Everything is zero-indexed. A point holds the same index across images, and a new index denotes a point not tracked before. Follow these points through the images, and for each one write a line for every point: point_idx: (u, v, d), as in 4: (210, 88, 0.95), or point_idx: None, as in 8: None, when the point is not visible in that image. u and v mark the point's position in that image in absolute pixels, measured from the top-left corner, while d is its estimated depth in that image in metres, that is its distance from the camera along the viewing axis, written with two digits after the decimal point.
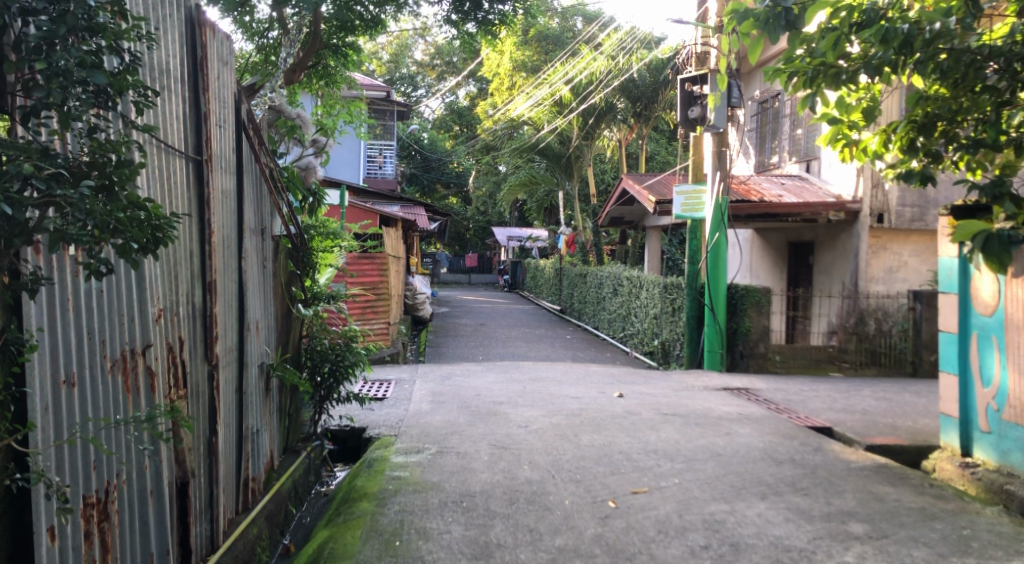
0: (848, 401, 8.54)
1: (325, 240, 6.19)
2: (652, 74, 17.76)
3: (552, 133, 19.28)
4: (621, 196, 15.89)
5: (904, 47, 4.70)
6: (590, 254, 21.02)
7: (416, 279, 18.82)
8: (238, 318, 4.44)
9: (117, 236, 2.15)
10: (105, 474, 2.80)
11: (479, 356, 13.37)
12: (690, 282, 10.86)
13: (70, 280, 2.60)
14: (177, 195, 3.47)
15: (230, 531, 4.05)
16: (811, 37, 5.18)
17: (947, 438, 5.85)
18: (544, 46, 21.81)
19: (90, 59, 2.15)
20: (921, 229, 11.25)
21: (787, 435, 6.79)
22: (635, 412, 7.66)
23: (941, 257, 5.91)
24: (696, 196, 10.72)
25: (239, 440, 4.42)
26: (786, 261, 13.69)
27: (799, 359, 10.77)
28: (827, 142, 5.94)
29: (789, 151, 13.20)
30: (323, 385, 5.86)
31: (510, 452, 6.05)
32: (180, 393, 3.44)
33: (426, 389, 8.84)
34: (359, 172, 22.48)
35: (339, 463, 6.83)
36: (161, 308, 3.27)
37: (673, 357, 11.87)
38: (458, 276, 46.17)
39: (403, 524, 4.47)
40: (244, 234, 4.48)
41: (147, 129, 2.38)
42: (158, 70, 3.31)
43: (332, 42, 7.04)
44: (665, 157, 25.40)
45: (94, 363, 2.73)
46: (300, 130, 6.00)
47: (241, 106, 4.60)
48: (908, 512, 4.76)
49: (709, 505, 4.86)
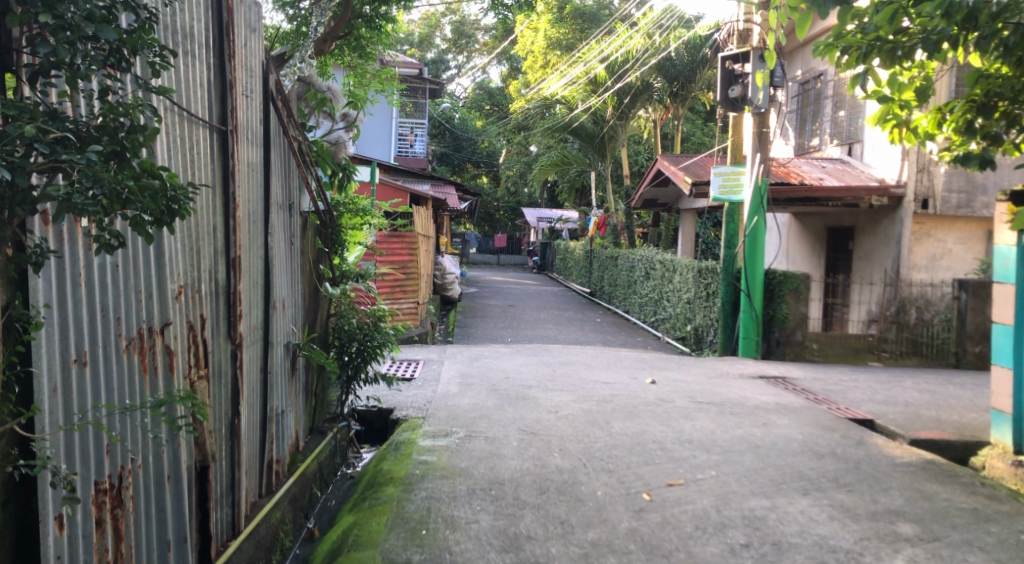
0: (890, 392, 8.23)
1: (355, 218, 5.98)
2: (689, 52, 17.42)
3: (585, 112, 18.99)
4: (655, 177, 15.46)
5: (968, 21, 4.30)
6: (622, 237, 20.72)
7: (446, 259, 18.70)
8: (264, 297, 4.30)
9: (128, 206, 1.99)
10: (119, 460, 2.68)
11: (508, 338, 13.25)
12: (726, 267, 10.59)
13: (83, 253, 2.46)
14: (198, 166, 3.32)
15: (251, 516, 3.94)
16: (863, 11, 4.77)
17: (999, 435, 5.55)
18: (580, 23, 21.06)
19: (99, 12, 1.97)
20: (968, 215, 10.81)
21: (827, 428, 6.54)
22: (669, 400, 7.45)
23: (998, 244, 5.59)
24: (733, 177, 10.35)
25: (264, 422, 4.30)
26: (824, 245, 13.36)
27: (837, 347, 10.40)
28: (876, 124, 5.55)
29: (830, 134, 12.78)
30: (351, 364, 5.73)
31: (540, 438, 5.88)
32: (202, 374, 3.32)
33: (454, 371, 8.72)
34: (390, 150, 22.34)
35: (365, 444, 6.71)
36: (181, 285, 3.13)
37: (706, 343, 11.64)
38: (485, 256, 46.00)
39: (430, 512, 4.33)
40: (271, 210, 4.33)
41: (161, 91, 2.20)
42: (181, 33, 3.15)
43: (364, 12, 6.84)
44: (700, 138, 25.11)
45: (109, 342, 2.61)
46: (331, 103, 5.81)
47: (269, 76, 4.42)
48: (960, 513, 4.51)
49: (749, 501, 4.65)
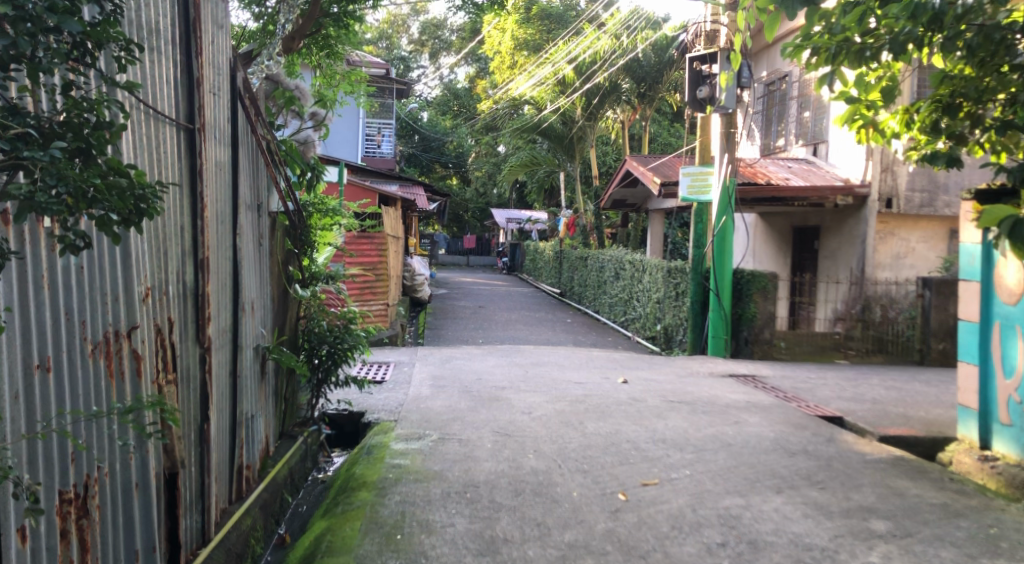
0: (858, 389, 8.34)
1: (324, 218, 5.89)
2: (656, 53, 17.48)
3: (554, 113, 19.02)
4: (623, 178, 15.53)
5: (934, 23, 4.31)
6: (591, 237, 20.79)
7: (415, 260, 18.59)
8: (233, 299, 4.20)
9: (95, 206, 1.91)
10: (85, 468, 2.58)
11: (479, 339, 13.18)
12: (695, 266, 10.65)
13: (46, 254, 2.38)
14: (165, 165, 3.23)
15: (221, 523, 3.84)
16: (830, 12, 4.81)
17: (966, 431, 5.64)
18: (547, 24, 21.24)
19: (61, 2, 1.89)
20: (931, 214, 11.01)
21: (798, 425, 6.59)
22: (641, 399, 7.47)
23: (964, 242, 5.67)
24: (702, 177, 10.42)
25: (234, 426, 4.20)
26: (790, 245, 13.53)
27: (804, 345, 10.53)
28: (844, 123, 5.60)
29: (795, 134, 12.94)
30: (321, 367, 5.64)
31: (514, 440, 5.84)
32: (170, 379, 3.22)
33: (425, 373, 8.63)
34: (358, 151, 22.13)
35: (336, 448, 6.61)
36: (149, 287, 3.04)
37: (675, 342, 11.70)
38: (455, 258, 45.94)
39: (404, 517, 4.26)
40: (239, 211, 4.23)
41: (129, 87, 2.10)
42: (147, 28, 3.06)
43: (332, 11, 6.73)
44: (667, 139, 25.41)
45: (73, 346, 2.52)
46: (299, 102, 5.72)
47: (237, 73, 4.31)
48: (931, 508, 4.56)
49: (723, 499, 4.66)
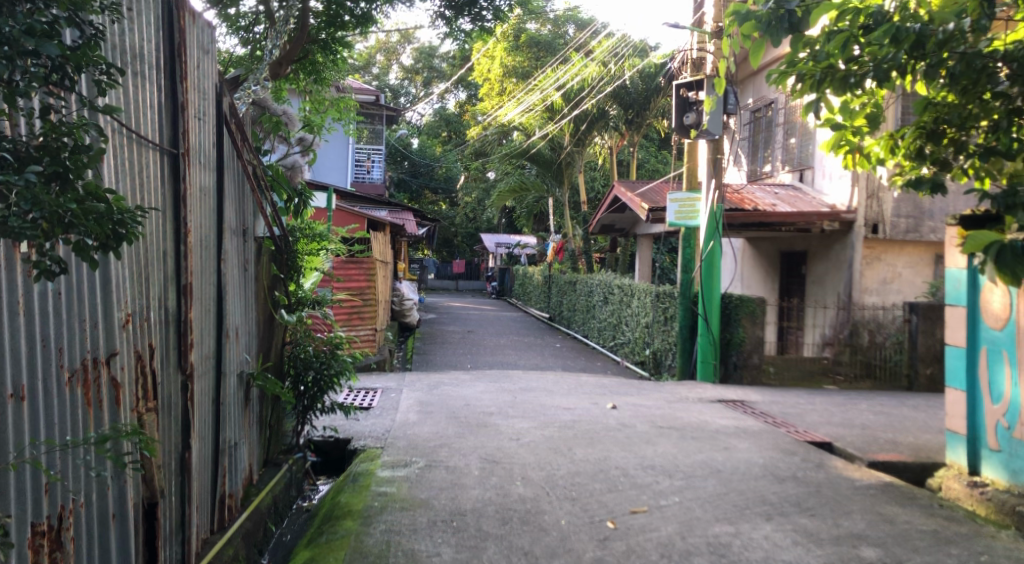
0: (847, 414, 8.33)
1: (311, 242, 5.84)
2: (643, 81, 17.61)
3: (543, 138, 19.11)
4: (612, 204, 15.59)
5: (916, 48, 4.39)
6: (580, 262, 20.79)
7: (403, 285, 18.53)
8: (217, 325, 4.16)
9: (71, 230, 1.88)
10: (59, 499, 2.53)
11: (467, 365, 13.09)
12: (684, 291, 10.63)
13: (21, 281, 2.34)
14: (148, 189, 3.20)
15: (202, 553, 3.76)
16: (814, 39, 4.88)
17: (955, 456, 5.62)
18: (535, 52, 21.46)
19: (39, 26, 1.87)
20: (916, 240, 11.06)
21: (787, 451, 6.56)
22: (630, 425, 7.42)
23: (949, 268, 5.70)
24: (690, 204, 10.48)
25: (215, 455, 4.13)
26: (777, 270, 13.58)
27: (793, 370, 10.54)
28: (830, 149, 5.63)
29: (782, 160, 13.05)
30: (306, 394, 5.57)
31: (502, 467, 5.78)
32: (150, 406, 3.17)
33: (412, 399, 8.54)
34: (347, 176, 22.24)
35: (322, 475, 6.52)
36: (129, 312, 3.00)
37: (665, 367, 11.66)
38: (444, 285, 45.89)
39: (389, 546, 4.19)
40: (224, 236, 4.21)
41: (108, 110, 2.06)
42: (130, 52, 3.04)
43: (320, 38, 6.84)
44: (654, 165, 25.61)
45: (49, 374, 2.48)
46: (285, 127, 5.69)
47: (223, 98, 4.30)
48: (921, 535, 4.53)
49: (713, 527, 4.62)
